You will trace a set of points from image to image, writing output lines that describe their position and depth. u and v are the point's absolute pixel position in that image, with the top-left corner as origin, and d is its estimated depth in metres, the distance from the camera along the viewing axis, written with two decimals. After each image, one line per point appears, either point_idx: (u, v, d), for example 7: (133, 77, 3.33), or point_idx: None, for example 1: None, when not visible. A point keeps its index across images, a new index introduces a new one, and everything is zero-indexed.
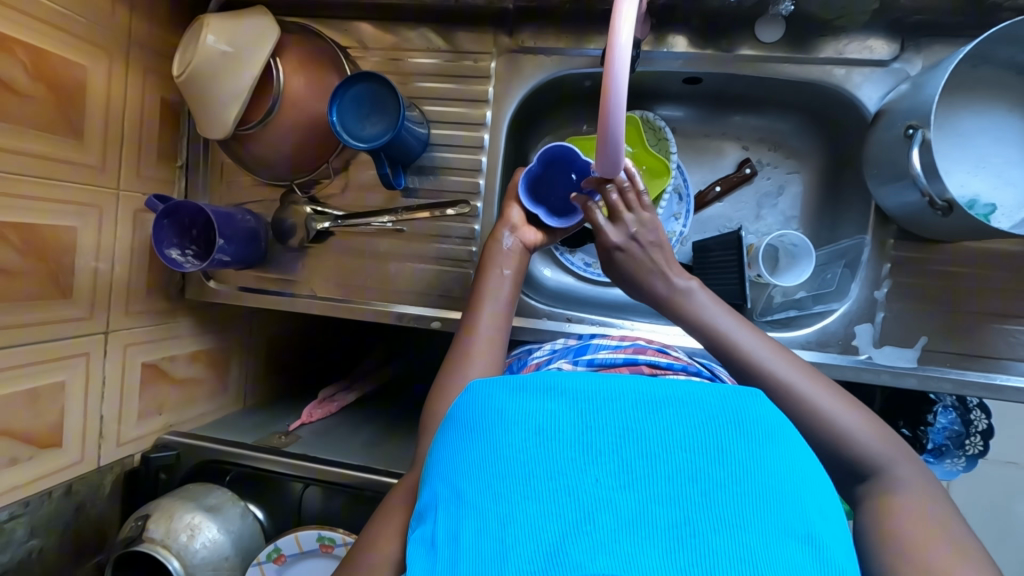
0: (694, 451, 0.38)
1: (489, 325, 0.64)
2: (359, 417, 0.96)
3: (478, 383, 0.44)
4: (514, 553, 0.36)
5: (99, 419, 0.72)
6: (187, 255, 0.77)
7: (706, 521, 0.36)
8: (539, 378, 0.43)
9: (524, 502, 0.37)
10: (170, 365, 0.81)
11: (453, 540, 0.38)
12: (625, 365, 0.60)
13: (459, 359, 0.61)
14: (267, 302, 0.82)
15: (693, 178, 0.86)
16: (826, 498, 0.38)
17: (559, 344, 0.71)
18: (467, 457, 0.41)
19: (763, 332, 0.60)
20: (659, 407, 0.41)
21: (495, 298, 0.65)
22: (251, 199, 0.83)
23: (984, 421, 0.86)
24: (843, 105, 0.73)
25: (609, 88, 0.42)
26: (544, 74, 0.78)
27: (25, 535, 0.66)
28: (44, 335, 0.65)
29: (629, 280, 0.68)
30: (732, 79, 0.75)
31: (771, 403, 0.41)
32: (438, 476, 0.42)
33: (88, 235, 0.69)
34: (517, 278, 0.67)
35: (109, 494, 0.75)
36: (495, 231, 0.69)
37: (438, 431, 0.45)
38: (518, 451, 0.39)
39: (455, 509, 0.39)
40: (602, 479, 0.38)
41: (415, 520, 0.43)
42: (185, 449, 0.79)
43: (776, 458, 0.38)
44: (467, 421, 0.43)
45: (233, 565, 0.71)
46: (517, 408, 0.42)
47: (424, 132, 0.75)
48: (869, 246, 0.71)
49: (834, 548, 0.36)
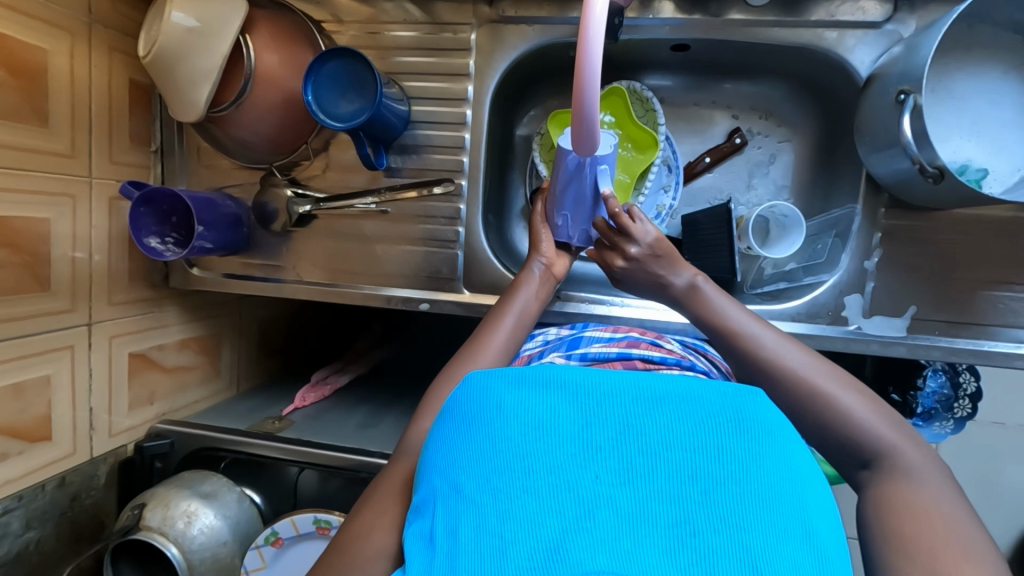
0: (694, 448, 0.39)
1: (504, 323, 0.66)
2: (353, 399, 0.97)
3: (478, 375, 0.45)
4: (513, 547, 0.36)
5: (89, 410, 0.72)
6: (167, 243, 0.75)
7: (706, 521, 0.36)
8: (537, 371, 0.43)
9: (523, 498, 0.37)
10: (159, 354, 0.81)
11: (450, 534, 0.38)
12: (619, 360, 0.61)
13: (467, 356, 0.63)
14: (253, 288, 0.81)
15: (682, 150, 0.84)
16: (823, 498, 0.39)
17: (550, 334, 0.73)
18: (465, 451, 0.41)
19: (760, 322, 0.61)
20: (660, 401, 0.41)
21: (514, 303, 0.68)
22: (231, 183, 0.81)
23: (973, 383, 0.87)
24: (835, 70, 0.70)
25: (582, 54, 0.44)
26: (527, 45, 0.75)
27: (20, 527, 0.66)
28: (25, 329, 0.63)
29: (633, 282, 0.71)
30: (722, 45, 0.72)
31: (771, 401, 0.42)
32: (436, 469, 0.42)
33: (63, 226, 0.67)
34: (541, 294, 0.71)
35: (104, 484, 0.75)
36: (528, 260, 0.74)
37: (436, 421, 0.46)
38: (517, 445, 0.40)
39: (453, 503, 0.39)
40: (602, 476, 0.38)
41: (412, 513, 0.43)
42: (179, 437, 0.79)
43: (776, 456, 0.38)
44: (466, 414, 0.43)
45: (231, 550, 0.72)
46: (518, 400, 0.42)
47: (404, 109, 0.73)
48: (859, 216, 0.70)
49: (832, 550, 0.36)
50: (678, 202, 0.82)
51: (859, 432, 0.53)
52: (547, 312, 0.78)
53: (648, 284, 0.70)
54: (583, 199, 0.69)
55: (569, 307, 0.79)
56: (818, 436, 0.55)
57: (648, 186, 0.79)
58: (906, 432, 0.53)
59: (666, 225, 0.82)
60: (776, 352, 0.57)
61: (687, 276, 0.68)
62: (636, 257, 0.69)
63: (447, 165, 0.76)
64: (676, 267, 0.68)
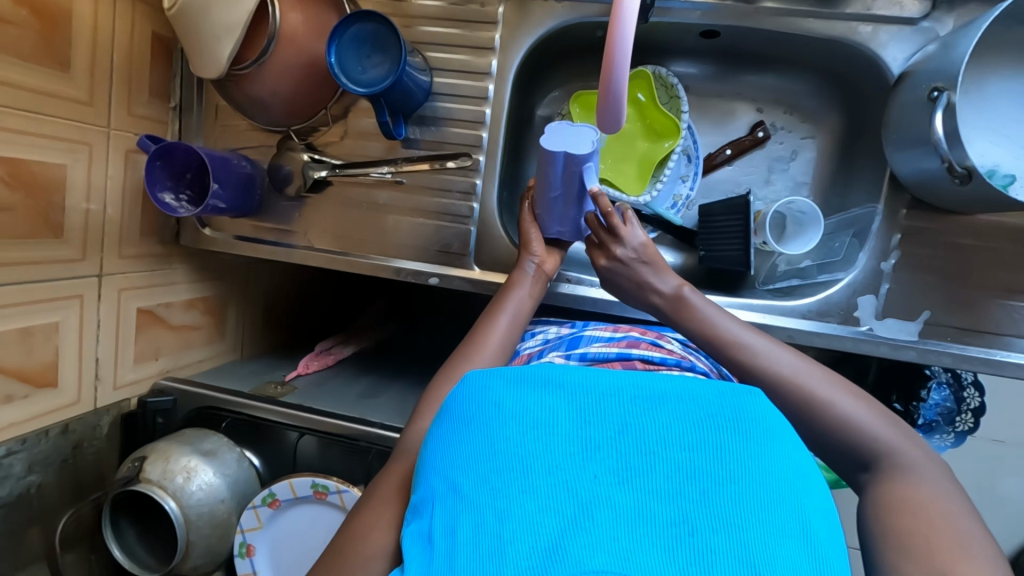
0: (691, 448, 0.41)
1: (500, 322, 0.67)
2: (356, 370, 0.97)
3: (476, 376, 0.47)
4: (515, 542, 0.37)
5: (96, 361, 0.72)
6: (182, 199, 0.75)
7: (705, 519, 0.38)
8: (536, 372, 0.46)
9: (523, 495, 0.39)
10: (166, 312, 0.81)
11: (449, 534, 0.40)
12: (619, 360, 0.63)
13: (466, 350, 0.64)
14: (263, 251, 0.81)
15: (703, 140, 0.83)
16: (820, 497, 0.41)
17: (551, 334, 0.75)
18: (465, 450, 0.43)
19: (751, 330, 0.61)
20: (657, 403, 0.43)
21: (510, 303, 0.69)
22: (246, 145, 0.81)
23: (976, 399, 0.90)
24: (866, 66, 0.69)
25: (614, 36, 0.46)
26: (553, 23, 0.74)
27: (23, 470, 0.66)
28: (36, 275, 0.63)
29: (618, 285, 0.71)
30: (751, 34, 0.71)
31: (769, 401, 0.44)
32: (436, 469, 0.44)
33: (78, 174, 0.67)
34: (535, 294, 0.71)
35: (106, 435, 0.76)
36: (519, 259, 0.73)
37: (435, 421, 0.48)
38: (517, 445, 0.42)
39: (452, 502, 0.41)
40: (600, 475, 0.40)
41: (410, 513, 0.45)
42: (181, 395, 0.80)
43: (772, 454, 0.41)
44: (465, 414, 0.45)
45: (228, 508, 0.73)
46: (517, 400, 0.44)
47: (426, 80, 0.72)
48: (880, 216, 0.69)
49: (830, 548, 0.38)
50: (695, 192, 0.81)
51: (863, 429, 0.52)
52: (557, 292, 0.78)
53: (631, 289, 0.70)
54: (570, 198, 0.68)
55: (579, 290, 0.78)
56: (821, 434, 0.54)
57: (666, 174, 0.79)
58: (909, 434, 0.52)
59: (682, 216, 0.81)
60: (766, 359, 0.58)
61: (672, 284, 0.68)
62: (621, 258, 0.70)
63: (466, 139, 0.75)
64: (661, 274, 0.69)
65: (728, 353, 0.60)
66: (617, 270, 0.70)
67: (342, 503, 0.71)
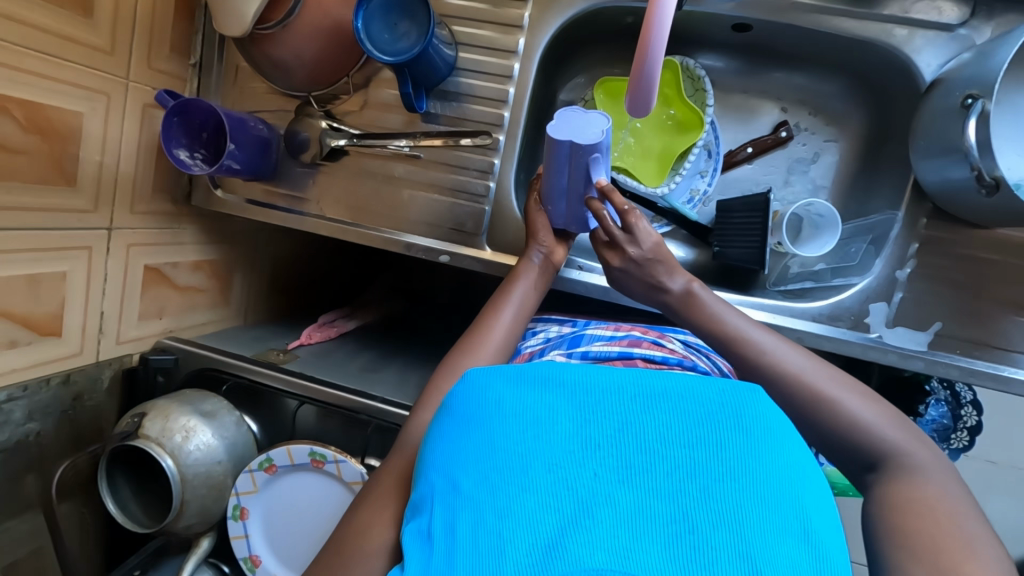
0: (692, 446, 0.41)
1: (506, 314, 0.67)
2: (358, 343, 0.97)
3: (475, 374, 0.47)
4: (512, 541, 0.37)
5: (100, 314, 0.72)
6: (196, 158, 0.75)
7: (704, 518, 0.38)
8: (535, 370, 0.46)
9: (522, 493, 0.40)
10: (173, 272, 0.81)
11: (448, 533, 0.40)
12: (620, 359, 0.63)
13: (468, 344, 0.65)
14: (273, 217, 0.80)
15: (725, 136, 0.82)
16: (821, 493, 0.40)
17: (552, 333, 0.76)
18: (464, 447, 0.44)
19: (758, 327, 0.62)
20: (658, 400, 0.43)
21: (516, 297, 0.68)
22: (264, 108, 0.80)
23: (970, 418, 0.92)
24: (898, 70, 0.68)
25: (653, 18, 0.45)
26: (584, 4, 0.73)
27: (22, 417, 0.66)
28: (48, 223, 0.63)
29: (627, 286, 0.69)
30: (784, 30, 0.70)
31: (770, 399, 0.43)
32: (434, 467, 0.45)
33: (95, 124, 0.66)
34: (541, 285, 0.71)
35: (107, 390, 0.75)
36: (526, 251, 0.72)
37: (435, 419, 0.48)
38: (516, 442, 0.42)
39: (452, 500, 0.42)
40: (600, 473, 0.40)
41: (410, 512, 0.45)
42: (184, 355, 0.79)
43: (773, 452, 0.40)
44: (464, 412, 0.45)
45: (225, 470, 0.73)
46: (516, 398, 0.45)
47: (451, 54, 0.71)
48: (899, 224, 0.69)
49: (831, 547, 0.38)
50: (713, 188, 0.80)
51: (870, 433, 0.52)
52: (568, 279, 0.77)
53: (639, 288, 0.69)
54: (576, 190, 0.66)
55: (590, 277, 0.77)
56: (827, 436, 0.54)
57: (686, 168, 0.78)
58: (918, 435, 0.52)
59: (699, 211, 0.80)
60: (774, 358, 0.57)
61: (682, 282, 0.67)
62: (631, 258, 0.67)
63: (487, 118, 0.74)
64: (673, 272, 0.67)
65: (737, 349, 0.60)
66: (627, 268, 0.68)
67: (339, 473, 0.71)
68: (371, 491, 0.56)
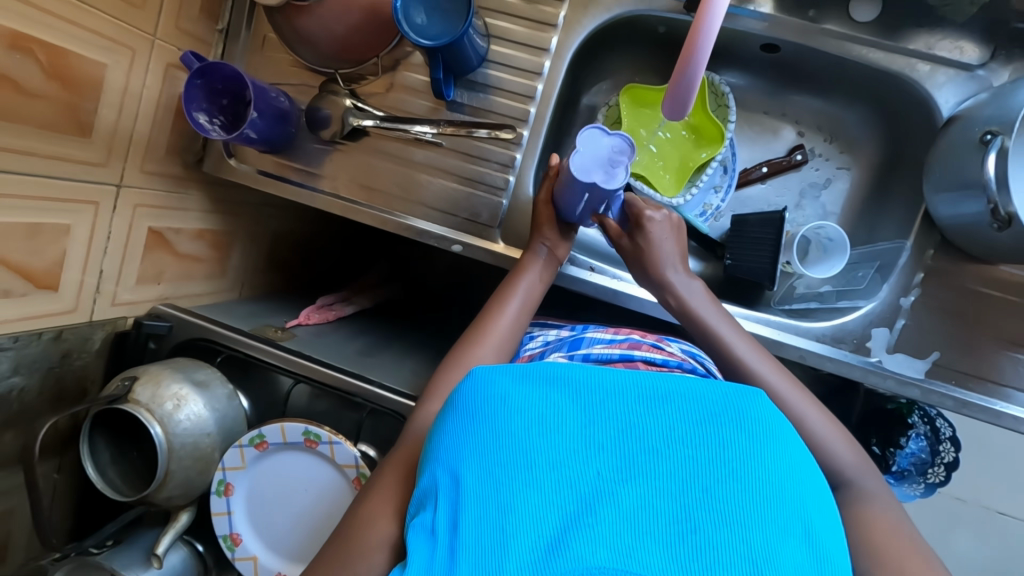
0: (696, 447, 0.41)
1: (510, 306, 0.67)
2: (354, 327, 0.96)
3: (481, 370, 0.45)
4: (515, 539, 0.37)
5: (98, 274, 0.69)
6: (214, 123, 0.73)
7: (707, 518, 0.38)
8: (541, 369, 0.45)
9: (526, 491, 0.39)
10: (175, 237, 0.79)
11: (451, 527, 0.39)
12: (622, 360, 0.63)
13: (476, 340, 0.65)
14: (286, 191, 0.79)
15: (742, 154, 0.84)
16: (820, 494, 0.40)
17: (551, 336, 0.76)
18: (468, 442, 0.42)
19: (744, 338, 0.65)
20: (662, 401, 0.43)
21: (522, 286, 0.69)
22: (286, 81, 0.79)
23: (951, 453, 0.92)
24: (916, 105, 0.70)
25: (700, 28, 0.45)
26: (619, 10, 0.74)
27: (8, 370, 0.63)
28: (57, 171, 0.61)
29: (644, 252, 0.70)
30: (812, 54, 0.72)
31: (772, 403, 0.43)
32: (437, 460, 0.43)
33: (117, 77, 0.65)
34: (546, 277, 0.71)
35: (97, 351, 0.73)
36: (531, 244, 0.72)
37: (438, 413, 0.47)
38: (521, 439, 0.41)
39: (455, 495, 0.40)
40: (603, 473, 0.40)
41: (414, 506, 0.44)
42: (179, 322, 0.77)
43: (776, 454, 0.40)
44: (467, 407, 0.44)
45: (213, 443, 0.70)
46: (521, 395, 0.43)
47: (484, 45, 0.71)
48: (907, 252, 0.71)
49: (830, 548, 0.38)
50: (726, 204, 0.82)
51: None
52: (578, 279, 0.77)
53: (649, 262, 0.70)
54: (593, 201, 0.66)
55: (600, 280, 0.78)
56: None
57: (703, 180, 0.79)
58: None
59: (710, 225, 0.82)
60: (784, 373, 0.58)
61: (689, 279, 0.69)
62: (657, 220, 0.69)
63: (513, 112, 0.74)
64: (682, 271, 0.69)
65: None
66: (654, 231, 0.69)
67: (332, 455, 0.69)
68: (373, 483, 0.55)
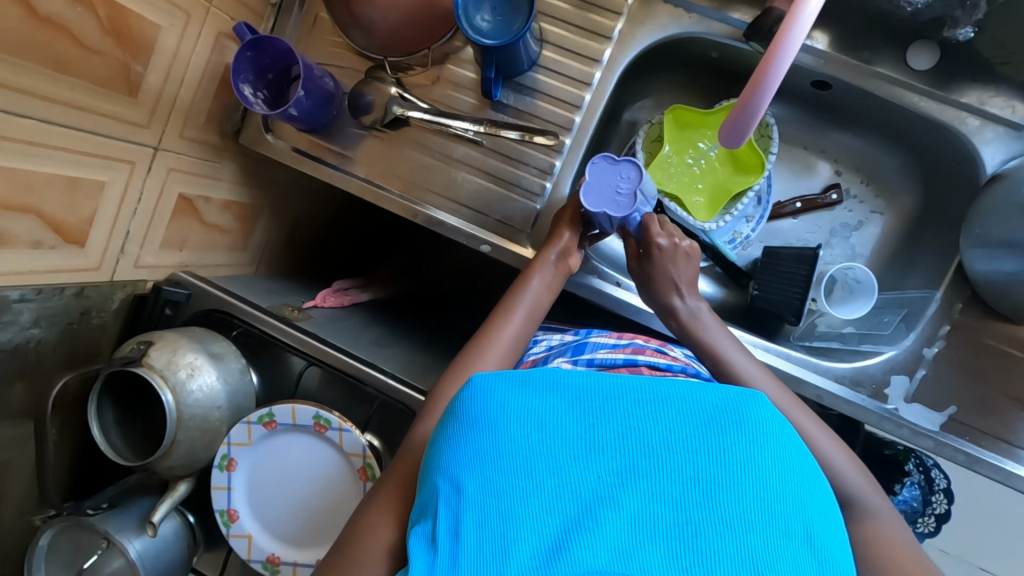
0: (696, 450, 0.40)
1: (517, 314, 0.66)
2: (368, 315, 0.95)
3: (480, 377, 0.44)
4: (517, 545, 0.38)
5: (125, 235, 0.68)
6: (258, 97, 0.73)
7: (707, 522, 0.38)
8: (541, 374, 0.44)
9: (527, 498, 0.39)
10: (203, 206, 0.78)
11: (453, 534, 0.39)
12: (625, 366, 0.62)
13: (499, 344, 0.64)
14: (320, 172, 0.79)
15: (777, 187, 0.85)
16: (821, 493, 0.40)
17: (555, 342, 0.76)
18: (467, 449, 0.41)
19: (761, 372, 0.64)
20: (663, 405, 0.42)
21: (528, 297, 0.68)
22: (332, 62, 0.78)
23: (943, 505, 0.92)
24: (960, 158, 0.70)
25: (771, 64, 0.45)
26: (677, 29, 0.74)
27: (28, 321, 0.63)
28: (100, 129, 0.60)
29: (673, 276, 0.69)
30: (860, 96, 0.72)
31: (772, 404, 0.43)
32: (436, 469, 0.42)
33: (169, 40, 0.64)
34: (552, 284, 0.70)
35: (115, 311, 0.72)
36: (542, 251, 0.71)
37: (438, 422, 0.46)
38: (521, 446, 0.41)
39: (456, 502, 0.40)
40: (603, 477, 0.40)
41: (415, 516, 0.43)
42: (198, 292, 0.76)
43: (775, 455, 0.40)
44: (466, 415, 0.43)
45: (222, 417, 0.70)
46: (521, 401, 0.43)
47: (536, 50, 0.71)
48: (936, 303, 0.71)
49: (832, 546, 0.38)
50: (756, 234, 0.82)
51: None
52: (603, 293, 0.78)
53: (661, 279, 0.69)
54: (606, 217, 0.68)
55: (625, 295, 0.77)
56: None
57: (737, 209, 0.79)
58: None
59: (737, 254, 0.82)
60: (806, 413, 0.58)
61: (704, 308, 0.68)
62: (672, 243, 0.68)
63: (558, 120, 0.74)
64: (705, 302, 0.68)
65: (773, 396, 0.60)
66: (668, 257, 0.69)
67: (340, 442, 0.69)
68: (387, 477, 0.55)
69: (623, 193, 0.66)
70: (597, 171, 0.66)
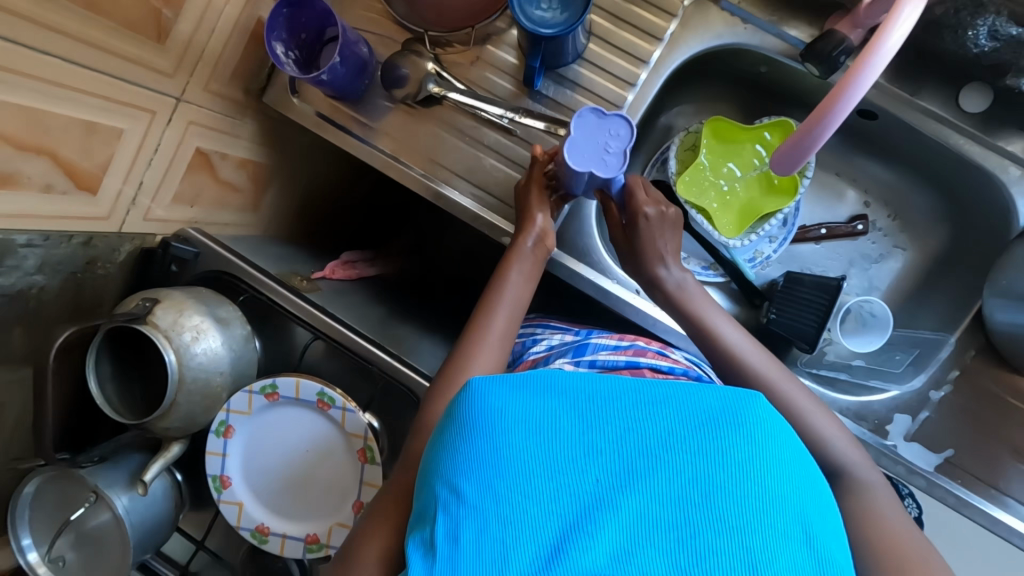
0: (695, 451, 0.40)
1: (499, 312, 0.65)
2: (375, 291, 0.94)
3: (478, 380, 0.43)
4: (516, 550, 0.37)
5: (138, 185, 0.66)
6: (290, 57, 0.70)
7: (705, 522, 0.38)
8: (540, 376, 0.43)
9: (527, 503, 0.38)
10: (219, 162, 0.76)
11: (452, 539, 0.38)
12: (627, 368, 0.63)
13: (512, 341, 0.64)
14: (344, 142, 0.76)
15: (804, 211, 0.84)
16: (817, 488, 0.40)
17: (556, 340, 0.75)
18: (465, 453, 0.40)
19: (774, 363, 0.62)
20: (662, 407, 0.42)
21: (508, 292, 0.66)
22: (369, 29, 0.75)
23: None
24: (993, 204, 0.70)
25: (840, 99, 0.45)
26: (730, 39, 0.72)
27: (33, 267, 0.60)
28: (122, 73, 0.57)
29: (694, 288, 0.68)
30: (904, 130, 0.71)
31: (769, 403, 0.43)
32: (436, 475, 0.41)
33: None
34: (533, 273, 0.68)
35: (120, 264, 0.70)
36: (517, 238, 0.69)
37: (436, 426, 0.45)
38: (520, 450, 0.40)
39: (455, 509, 0.39)
40: (602, 481, 0.39)
41: (414, 521, 0.42)
42: (206, 251, 0.73)
43: (772, 454, 0.40)
44: (463, 420, 0.41)
45: (224, 383, 0.68)
46: (519, 403, 0.41)
47: (583, 43, 0.69)
48: (949, 348, 0.73)
49: (828, 539, 0.38)
50: (777, 255, 0.82)
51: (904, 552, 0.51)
52: (620, 299, 0.76)
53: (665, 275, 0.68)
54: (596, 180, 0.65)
55: (642, 304, 0.76)
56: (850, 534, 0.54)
57: (762, 231, 0.79)
58: None
59: (756, 273, 0.82)
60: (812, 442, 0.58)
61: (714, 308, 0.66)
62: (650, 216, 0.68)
63: None
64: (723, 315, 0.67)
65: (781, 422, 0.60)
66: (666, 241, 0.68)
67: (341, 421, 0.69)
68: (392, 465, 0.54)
69: (612, 152, 0.62)
70: (583, 126, 0.61)
